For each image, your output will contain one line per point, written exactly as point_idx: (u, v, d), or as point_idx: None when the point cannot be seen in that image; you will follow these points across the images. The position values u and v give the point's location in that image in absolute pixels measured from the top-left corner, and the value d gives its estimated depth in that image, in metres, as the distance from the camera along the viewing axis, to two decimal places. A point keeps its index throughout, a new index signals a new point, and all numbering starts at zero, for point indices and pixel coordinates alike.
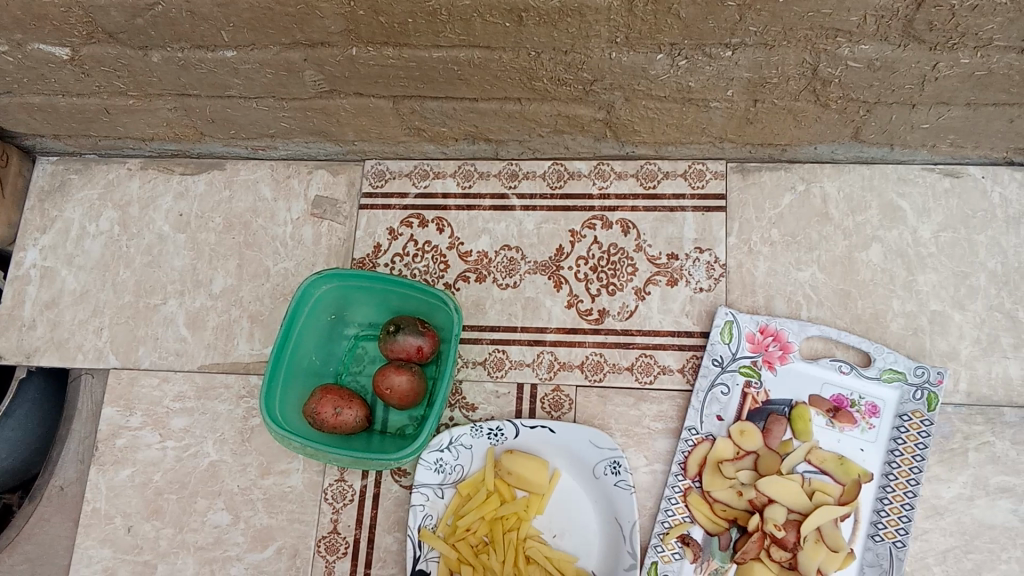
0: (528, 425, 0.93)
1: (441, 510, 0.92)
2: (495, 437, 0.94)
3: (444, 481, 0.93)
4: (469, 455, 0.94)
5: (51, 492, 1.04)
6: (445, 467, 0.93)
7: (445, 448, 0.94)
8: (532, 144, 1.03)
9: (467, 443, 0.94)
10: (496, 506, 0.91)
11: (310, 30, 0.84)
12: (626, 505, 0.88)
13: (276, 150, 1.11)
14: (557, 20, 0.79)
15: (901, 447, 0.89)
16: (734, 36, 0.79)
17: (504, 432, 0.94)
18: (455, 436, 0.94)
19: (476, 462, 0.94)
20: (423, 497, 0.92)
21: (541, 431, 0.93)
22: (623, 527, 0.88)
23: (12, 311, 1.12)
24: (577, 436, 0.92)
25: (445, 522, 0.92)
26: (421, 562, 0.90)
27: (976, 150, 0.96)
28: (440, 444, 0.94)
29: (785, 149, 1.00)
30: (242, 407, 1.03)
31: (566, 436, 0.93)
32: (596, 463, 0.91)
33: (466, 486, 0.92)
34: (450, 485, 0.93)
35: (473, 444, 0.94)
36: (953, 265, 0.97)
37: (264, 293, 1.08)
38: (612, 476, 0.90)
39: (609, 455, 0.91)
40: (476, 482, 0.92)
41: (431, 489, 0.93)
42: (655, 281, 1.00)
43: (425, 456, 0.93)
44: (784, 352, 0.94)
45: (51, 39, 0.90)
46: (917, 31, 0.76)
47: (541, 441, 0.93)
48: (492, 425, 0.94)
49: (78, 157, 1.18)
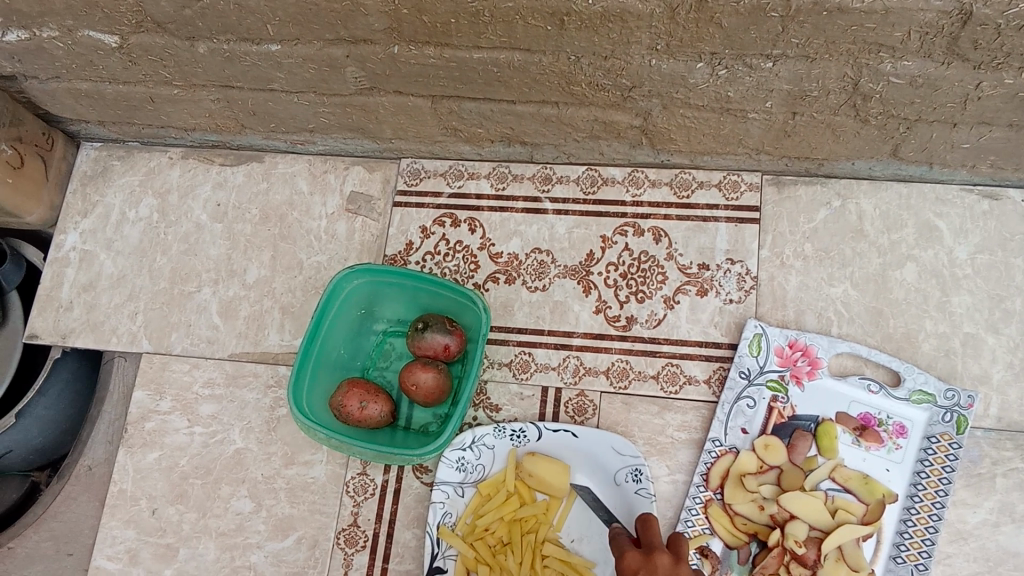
0: (551, 428, 0.94)
1: (460, 509, 0.93)
2: (517, 439, 0.95)
3: (465, 480, 0.94)
4: (491, 456, 0.94)
5: (79, 470, 1.07)
6: (466, 466, 0.94)
7: (468, 446, 0.94)
8: (567, 148, 1.04)
9: (490, 443, 0.94)
10: (516, 507, 0.91)
11: (354, 27, 0.85)
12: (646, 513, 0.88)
13: (314, 145, 1.13)
14: (598, 24, 0.79)
15: (928, 469, 0.88)
16: (776, 48, 0.79)
17: (526, 434, 0.94)
18: (478, 435, 0.94)
19: (498, 463, 0.94)
20: (443, 495, 0.93)
21: (564, 435, 0.93)
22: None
23: (50, 292, 1.15)
24: (600, 441, 0.92)
25: (464, 520, 0.92)
26: (438, 559, 0.91)
27: (1017, 173, 0.95)
28: (462, 443, 0.94)
29: (822, 163, 0.99)
30: (270, 397, 1.05)
31: (589, 441, 0.93)
32: (617, 470, 0.91)
33: (487, 486, 0.92)
34: (471, 484, 0.94)
35: (495, 444, 0.94)
36: (989, 288, 0.95)
37: (296, 285, 1.09)
38: (633, 483, 0.90)
39: (631, 463, 0.91)
40: (497, 482, 0.92)
41: (452, 487, 0.93)
42: (685, 291, 1.00)
43: (448, 454, 0.94)
44: (813, 368, 0.93)
45: (101, 26, 0.92)
46: (962, 50, 0.76)
47: (563, 445, 0.94)
48: (515, 427, 0.95)
49: (121, 144, 1.21)
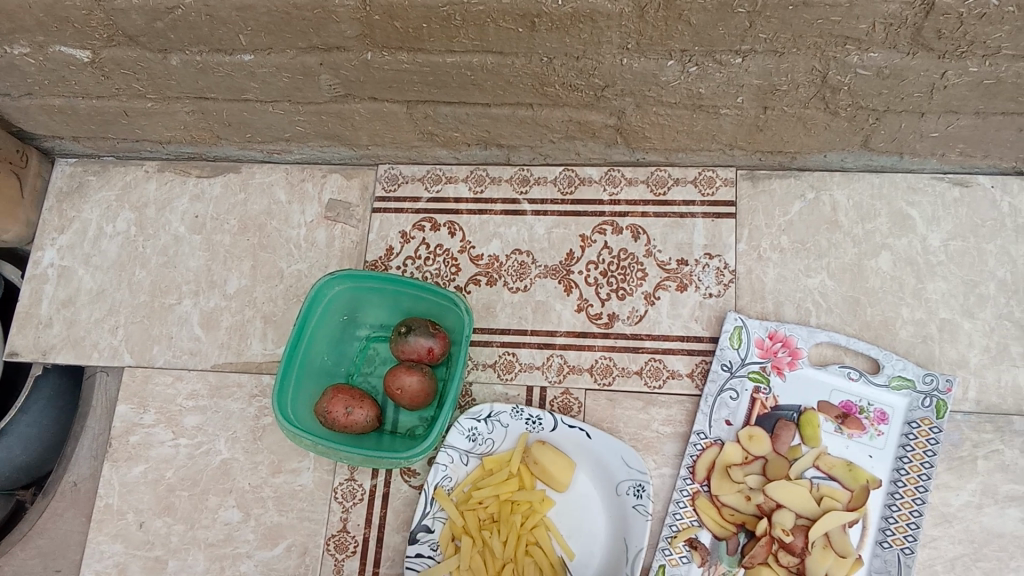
0: (568, 423, 0.93)
1: (461, 476, 0.93)
2: (533, 425, 0.94)
3: (471, 450, 0.94)
4: (503, 434, 0.95)
5: (64, 487, 1.06)
6: (477, 437, 0.95)
7: (482, 419, 0.95)
8: (543, 149, 1.04)
9: (505, 421, 0.95)
10: (514, 489, 0.91)
11: (326, 35, 0.86)
12: (638, 530, 0.87)
13: (291, 153, 1.13)
14: (568, 25, 0.80)
15: (910, 455, 0.89)
16: (744, 43, 0.80)
17: (542, 422, 0.94)
18: (496, 410, 0.95)
19: (507, 442, 0.94)
20: (448, 458, 0.94)
21: (577, 433, 0.92)
22: (629, 550, 0.87)
23: (29, 309, 1.14)
24: (610, 449, 0.91)
25: (461, 488, 0.93)
26: (427, 519, 0.92)
27: (985, 159, 0.97)
28: (479, 414, 0.95)
29: (795, 157, 1.00)
30: (254, 406, 1.04)
31: (601, 445, 0.92)
32: (621, 480, 0.90)
33: (491, 461, 0.92)
34: (476, 456, 0.94)
35: (510, 424, 0.95)
36: (962, 274, 0.97)
37: (278, 294, 1.09)
38: (633, 498, 0.88)
39: (636, 477, 0.89)
40: (502, 461, 0.93)
41: (457, 453, 0.94)
42: (664, 287, 1.01)
43: (461, 421, 0.95)
44: (793, 358, 0.94)
45: (72, 41, 0.92)
46: (926, 40, 0.77)
47: (575, 442, 0.93)
48: (533, 413, 0.94)
49: (96, 159, 1.20)
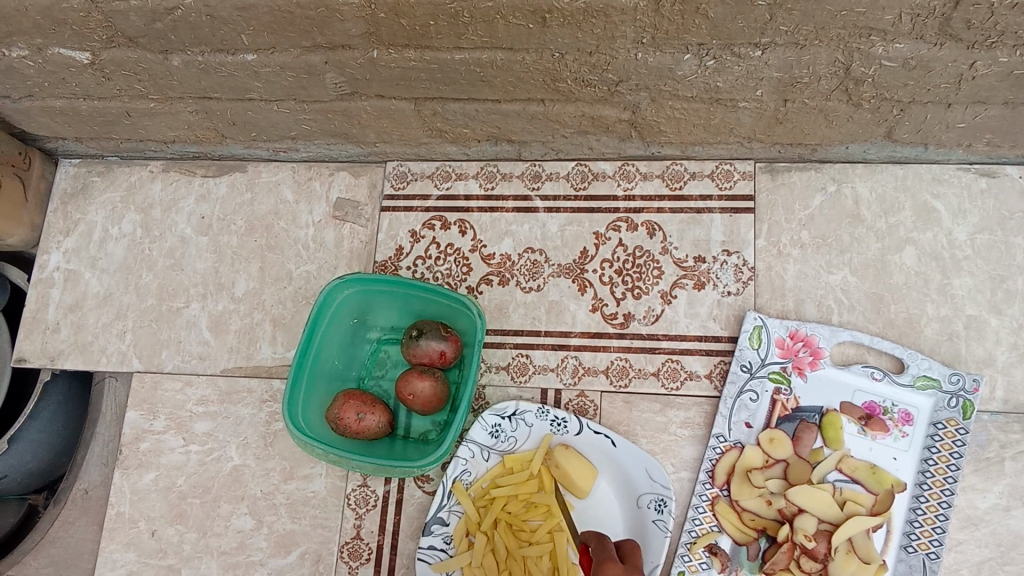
0: (594, 428, 0.90)
1: (480, 472, 0.92)
2: (557, 426, 0.92)
3: (493, 446, 0.93)
4: (526, 434, 0.93)
5: (75, 495, 1.06)
6: (500, 434, 0.93)
7: (507, 416, 0.93)
8: (555, 144, 1.02)
9: (529, 421, 0.93)
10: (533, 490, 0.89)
11: (330, 33, 0.83)
12: (655, 544, 0.85)
13: (297, 151, 1.10)
14: (582, 20, 0.77)
15: (936, 457, 0.87)
16: (764, 36, 0.77)
17: (567, 425, 0.91)
18: (521, 408, 0.93)
19: (530, 442, 0.93)
20: (468, 453, 0.92)
21: (603, 440, 0.90)
22: (645, 565, 0.86)
23: (35, 314, 1.13)
24: (635, 461, 0.89)
25: (480, 483, 0.91)
26: (443, 512, 0.91)
27: (1014, 150, 0.93)
28: (503, 411, 0.93)
29: (815, 149, 0.97)
30: (265, 412, 1.03)
31: (625, 456, 0.89)
32: (643, 494, 0.88)
33: (512, 460, 0.91)
34: (497, 453, 0.93)
35: (534, 423, 0.93)
36: (989, 268, 0.94)
37: (286, 296, 1.07)
38: (654, 512, 0.87)
39: (659, 492, 0.87)
40: (524, 460, 0.91)
41: (478, 448, 0.93)
42: (681, 285, 0.98)
43: (486, 416, 0.93)
44: (815, 358, 0.92)
45: (71, 43, 0.89)
46: (955, 30, 0.74)
47: (600, 450, 0.90)
48: (559, 415, 0.92)
49: (100, 159, 1.18)
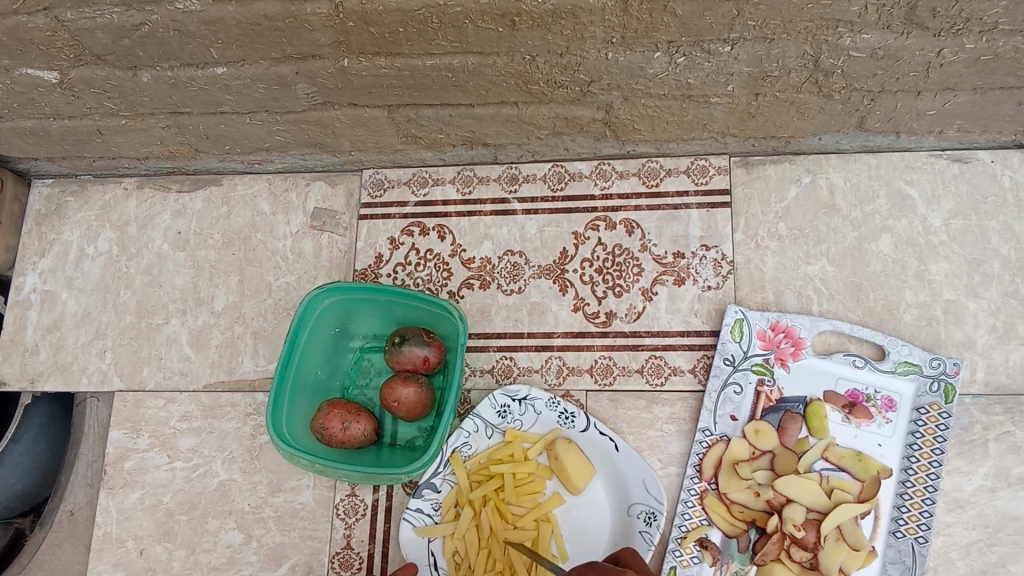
0: (602, 430, 0.90)
1: (480, 447, 0.92)
2: (564, 420, 0.91)
3: (498, 424, 0.93)
4: (534, 419, 0.92)
5: (61, 517, 1.04)
6: (507, 415, 0.93)
7: (518, 400, 0.93)
8: (531, 146, 1.02)
9: (539, 408, 0.92)
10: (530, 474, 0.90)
11: (300, 44, 0.82)
12: None
13: (272, 163, 1.10)
14: (551, 22, 0.77)
15: (920, 442, 0.87)
16: (732, 31, 0.77)
17: (575, 420, 0.91)
18: (531, 395, 0.92)
19: (537, 428, 0.92)
20: (473, 427, 0.92)
21: (606, 442, 0.90)
22: None
23: (13, 337, 1.11)
24: (635, 467, 0.88)
25: (478, 459, 0.91)
26: (436, 479, 0.90)
27: (984, 135, 0.94)
28: (515, 394, 0.93)
29: (788, 141, 0.98)
30: (249, 425, 1.02)
31: (626, 462, 0.89)
32: (635, 503, 0.87)
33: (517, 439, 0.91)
34: (501, 431, 0.93)
35: (542, 411, 0.92)
36: (965, 253, 0.95)
37: (267, 308, 1.06)
38: (643, 524, 0.86)
39: (651, 505, 0.86)
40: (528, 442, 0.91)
41: (483, 423, 0.92)
42: (662, 281, 0.98)
43: (497, 394, 0.93)
44: (797, 348, 0.92)
45: (39, 63, 0.88)
46: (920, 19, 0.74)
47: (601, 451, 0.90)
48: (568, 408, 0.91)
49: (74, 178, 1.17)
